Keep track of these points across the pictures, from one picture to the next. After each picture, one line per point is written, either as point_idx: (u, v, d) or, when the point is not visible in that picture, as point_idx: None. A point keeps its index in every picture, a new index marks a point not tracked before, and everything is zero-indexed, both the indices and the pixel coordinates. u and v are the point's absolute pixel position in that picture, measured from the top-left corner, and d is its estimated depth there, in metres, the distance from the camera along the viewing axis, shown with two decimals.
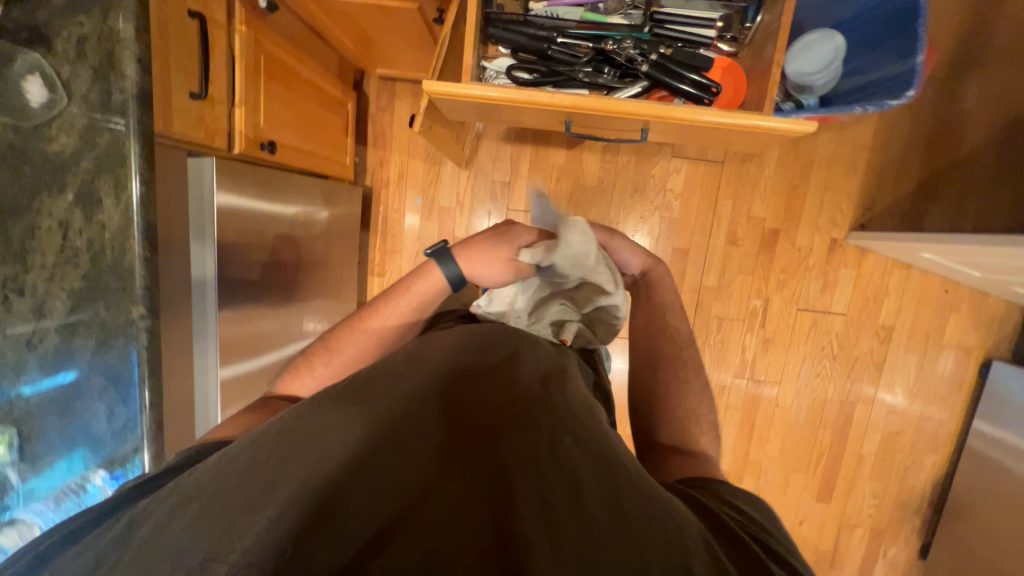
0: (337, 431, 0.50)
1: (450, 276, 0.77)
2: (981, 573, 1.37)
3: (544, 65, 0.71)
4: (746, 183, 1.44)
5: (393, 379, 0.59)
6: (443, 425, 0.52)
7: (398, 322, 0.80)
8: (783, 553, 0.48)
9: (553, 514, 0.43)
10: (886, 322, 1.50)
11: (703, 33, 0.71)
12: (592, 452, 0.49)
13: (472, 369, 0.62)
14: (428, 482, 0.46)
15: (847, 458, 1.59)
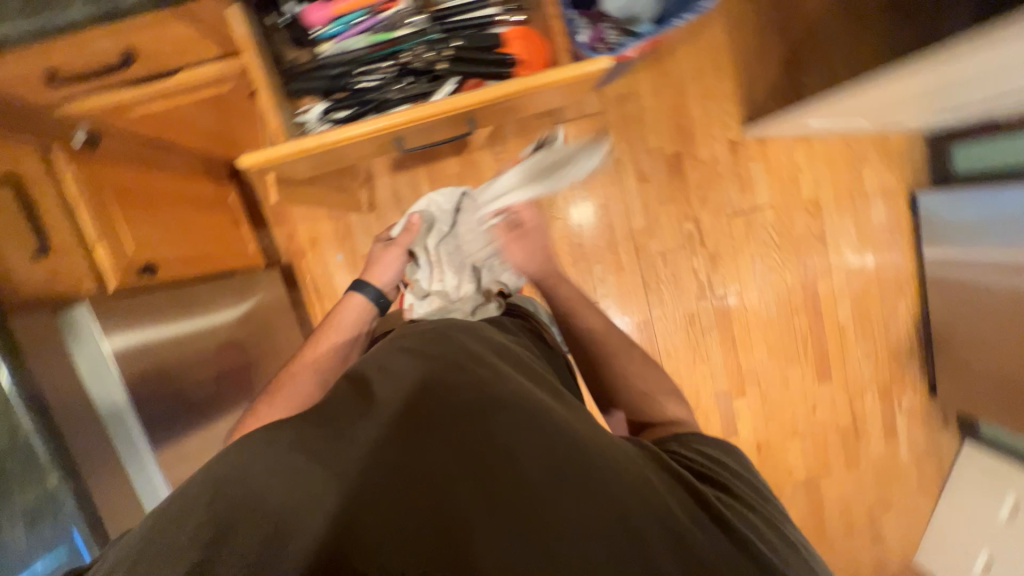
0: (295, 492, 0.42)
1: (373, 297, 0.91)
2: (987, 374, 1.44)
3: (352, 98, 0.68)
4: (632, 121, 1.45)
5: (338, 408, 0.51)
6: (416, 453, 0.46)
7: (337, 347, 0.84)
8: (736, 491, 0.55)
9: (560, 531, 0.43)
10: (809, 197, 1.55)
11: (488, 8, 0.69)
12: (578, 452, 0.48)
13: (426, 371, 0.55)
14: (426, 529, 0.42)
15: (830, 333, 1.62)
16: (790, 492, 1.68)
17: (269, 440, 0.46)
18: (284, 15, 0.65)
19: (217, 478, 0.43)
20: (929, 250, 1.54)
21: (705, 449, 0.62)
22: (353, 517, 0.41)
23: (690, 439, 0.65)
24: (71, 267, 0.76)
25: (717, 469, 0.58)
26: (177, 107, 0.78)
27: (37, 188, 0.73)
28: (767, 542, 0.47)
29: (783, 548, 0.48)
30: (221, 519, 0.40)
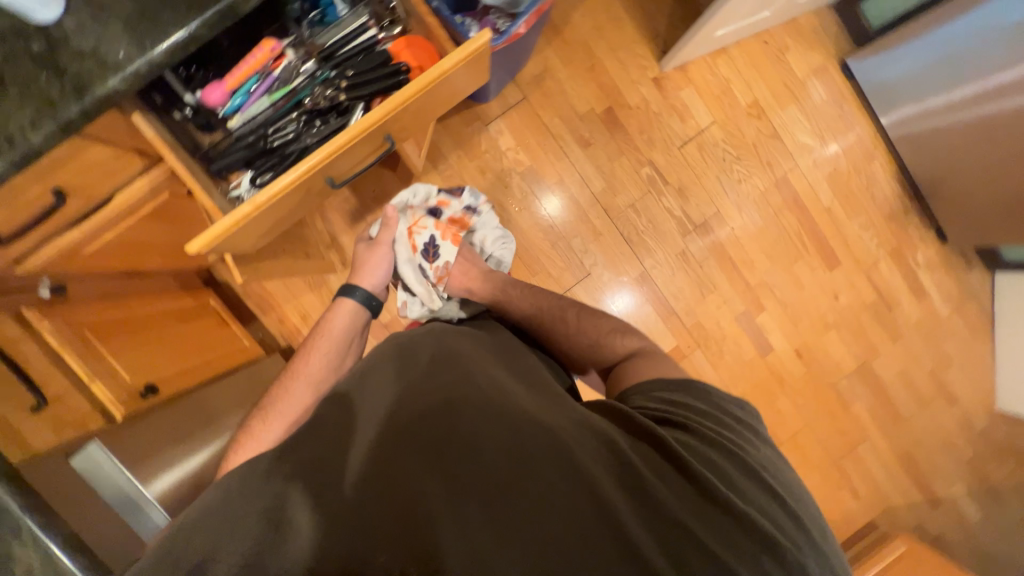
0: (291, 505, 0.49)
1: (363, 299, 0.88)
2: (993, 195, 1.41)
3: (274, 157, 0.70)
4: (555, 95, 1.47)
5: (329, 431, 0.57)
6: (393, 457, 0.53)
7: (333, 360, 0.80)
8: (702, 431, 0.58)
9: (516, 496, 0.50)
10: (748, 102, 1.55)
11: (368, 32, 0.71)
12: (529, 428, 0.56)
13: (398, 390, 0.62)
14: (400, 518, 0.49)
15: (821, 220, 1.61)
16: (847, 386, 1.63)
17: (269, 464, 0.53)
18: (185, 106, 0.67)
19: (223, 494, 0.51)
20: (886, 119, 1.57)
21: (677, 391, 0.65)
22: (343, 521, 0.48)
23: (656, 385, 0.66)
24: (69, 410, 0.77)
25: (682, 409, 0.62)
26: (121, 232, 0.81)
27: (21, 354, 0.72)
28: (717, 474, 0.53)
29: (737, 476, 0.54)
30: (220, 533, 0.47)
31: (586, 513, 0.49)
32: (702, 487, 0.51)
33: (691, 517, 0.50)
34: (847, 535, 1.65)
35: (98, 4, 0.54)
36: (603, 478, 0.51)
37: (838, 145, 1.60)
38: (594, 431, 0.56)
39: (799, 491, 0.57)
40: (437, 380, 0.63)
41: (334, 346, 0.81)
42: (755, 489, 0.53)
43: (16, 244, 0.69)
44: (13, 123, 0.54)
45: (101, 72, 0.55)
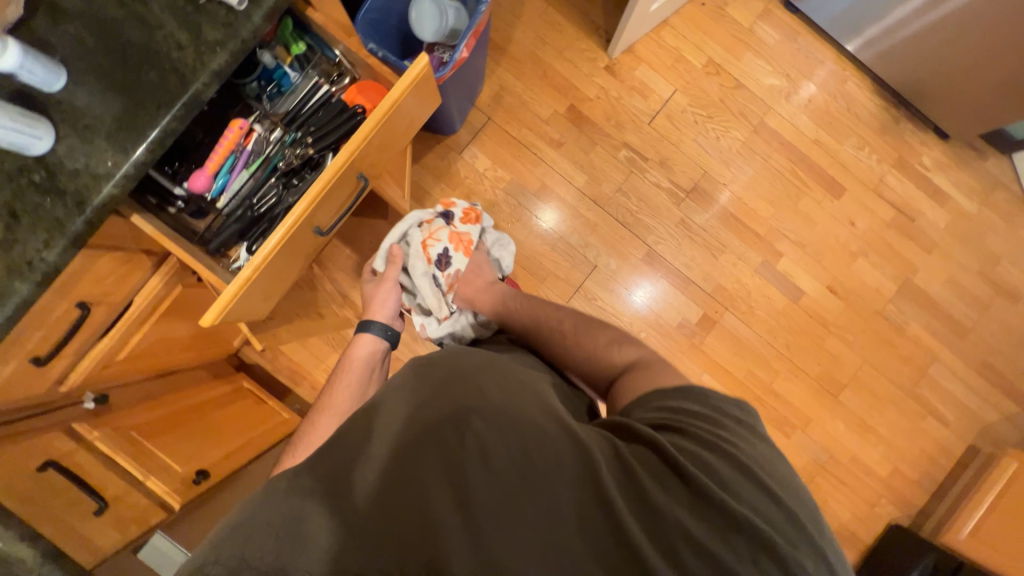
0: (307, 527, 0.46)
1: (381, 332, 0.88)
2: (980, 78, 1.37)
3: (264, 222, 0.75)
4: (517, 108, 1.52)
5: (343, 447, 0.53)
6: (405, 472, 0.49)
7: (357, 391, 0.79)
8: (708, 437, 0.56)
9: (525, 510, 0.47)
10: (703, 63, 1.57)
11: (320, 89, 0.80)
12: (538, 437, 0.52)
13: (404, 400, 0.57)
14: (409, 536, 0.45)
15: (813, 153, 1.58)
16: (895, 309, 1.55)
17: (285, 483, 0.49)
18: (177, 199, 0.73)
19: (236, 519, 0.47)
20: (851, 45, 1.56)
21: (679, 398, 0.61)
22: (353, 543, 0.45)
23: (655, 395, 0.63)
24: (132, 508, 0.85)
25: (684, 414, 0.59)
26: (145, 333, 0.84)
27: (78, 464, 0.77)
28: (723, 484, 0.51)
29: (742, 484, 0.52)
30: (233, 560, 0.43)
31: (591, 526, 0.47)
32: (706, 497, 0.49)
33: (695, 528, 0.48)
34: (949, 467, 1.51)
35: (82, 126, 0.61)
36: (610, 491, 0.49)
37: (816, 86, 1.59)
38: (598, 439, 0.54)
39: (806, 498, 0.55)
40: (444, 387, 0.58)
41: (356, 378, 0.81)
42: (760, 496, 0.51)
43: (55, 362, 0.72)
44: (30, 249, 0.60)
45: (94, 183, 0.61)
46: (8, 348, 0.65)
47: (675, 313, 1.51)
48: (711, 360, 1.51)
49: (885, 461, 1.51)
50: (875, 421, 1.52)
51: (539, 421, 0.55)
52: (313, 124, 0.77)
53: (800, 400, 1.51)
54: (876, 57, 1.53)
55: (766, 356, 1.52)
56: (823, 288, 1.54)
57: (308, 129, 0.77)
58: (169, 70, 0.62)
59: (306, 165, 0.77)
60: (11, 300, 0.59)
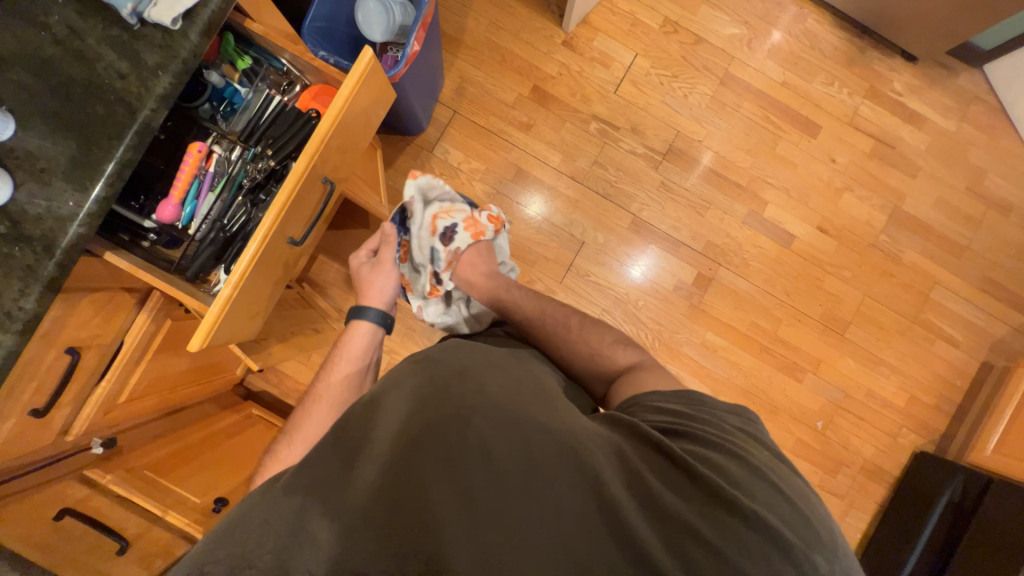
0: (305, 525, 0.44)
1: (377, 319, 0.87)
2: None
3: (238, 240, 0.76)
4: (481, 97, 1.51)
5: (345, 446, 0.50)
6: (404, 472, 0.46)
7: (352, 381, 0.79)
8: (711, 436, 0.54)
9: (527, 508, 0.45)
10: (660, 23, 1.56)
11: (272, 101, 0.80)
12: (542, 434, 0.50)
13: (402, 397, 0.55)
14: (405, 535, 0.43)
15: (783, 96, 1.57)
16: (888, 239, 1.54)
17: (285, 483, 0.48)
18: (149, 231, 0.74)
19: (237, 519, 0.46)
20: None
21: (689, 401, 0.61)
22: (349, 545, 0.42)
23: (662, 394, 0.62)
24: (156, 542, 0.83)
25: (685, 416, 0.58)
26: (141, 372, 0.84)
27: (93, 508, 0.77)
28: (730, 480, 0.50)
29: (757, 485, 0.50)
30: (231, 561, 0.42)
31: (597, 528, 0.45)
32: (719, 495, 0.47)
33: (707, 529, 0.46)
34: (966, 387, 1.50)
35: (38, 169, 0.61)
36: (618, 492, 0.46)
37: (777, 30, 1.58)
38: (604, 437, 0.52)
39: (822, 505, 0.53)
40: (443, 383, 0.56)
41: (352, 368, 0.80)
42: (775, 496, 0.49)
43: (55, 413, 0.72)
44: (6, 299, 0.60)
45: (61, 225, 0.61)
46: (3, 404, 0.64)
47: (669, 277, 1.51)
48: (712, 318, 1.50)
49: (900, 391, 1.50)
50: (885, 353, 1.51)
51: (544, 419, 0.52)
52: (270, 137, 0.78)
53: (807, 344, 1.51)
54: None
55: (766, 306, 1.51)
56: (813, 229, 1.53)
57: (267, 143, 0.78)
58: (115, 101, 0.63)
59: (269, 176, 0.78)
60: None
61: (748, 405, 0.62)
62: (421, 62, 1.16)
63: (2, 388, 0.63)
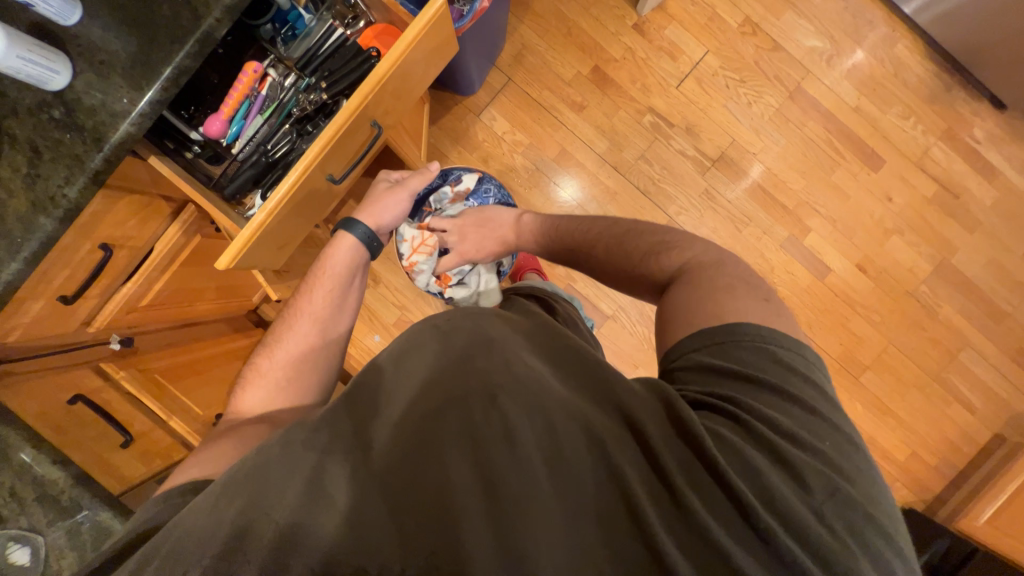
0: (322, 485, 0.43)
1: (363, 235, 0.86)
2: None
3: (279, 168, 0.77)
4: (539, 69, 1.46)
5: (363, 406, 0.48)
6: (425, 442, 0.45)
7: (335, 292, 0.79)
8: (759, 428, 0.49)
9: (550, 499, 0.43)
10: (739, 22, 1.47)
11: (335, 33, 0.79)
12: (570, 422, 0.47)
13: (428, 364, 0.50)
14: (425, 516, 0.41)
15: (852, 122, 1.48)
16: (928, 291, 1.47)
17: (302, 439, 0.46)
18: (194, 143, 0.74)
19: (251, 472, 0.45)
20: (908, 6, 1.43)
21: (731, 359, 0.54)
22: (369, 519, 0.41)
23: (699, 344, 0.57)
24: (154, 444, 0.89)
25: (732, 386, 0.53)
26: (166, 280, 0.86)
27: (104, 400, 0.80)
28: (770, 500, 0.45)
29: (792, 498, 0.46)
30: (249, 517, 0.41)
31: (619, 528, 0.43)
32: (736, 498, 0.44)
33: (718, 535, 0.43)
34: (972, 454, 1.46)
35: (98, 61, 0.61)
36: (641, 492, 0.44)
37: (862, 50, 1.48)
38: (634, 427, 0.48)
39: (865, 507, 0.47)
40: (475, 353, 0.51)
41: (336, 286, 0.79)
42: (797, 496, 0.46)
43: (82, 304, 0.75)
44: (52, 184, 0.61)
45: (113, 121, 0.61)
46: (36, 285, 0.67)
47: None
48: None
49: (902, 445, 1.47)
50: (896, 405, 1.47)
51: (573, 406, 0.48)
52: (327, 70, 0.77)
53: None
54: (935, 19, 1.40)
55: None
56: (850, 265, 1.48)
57: (323, 75, 0.77)
58: (181, 4, 0.62)
59: (321, 108, 0.77)
60: (36, 236, 0.61)
61: (798, 358, 0.55)
62: (485, 20, 1.11)
63: (37, 272, 0.66)
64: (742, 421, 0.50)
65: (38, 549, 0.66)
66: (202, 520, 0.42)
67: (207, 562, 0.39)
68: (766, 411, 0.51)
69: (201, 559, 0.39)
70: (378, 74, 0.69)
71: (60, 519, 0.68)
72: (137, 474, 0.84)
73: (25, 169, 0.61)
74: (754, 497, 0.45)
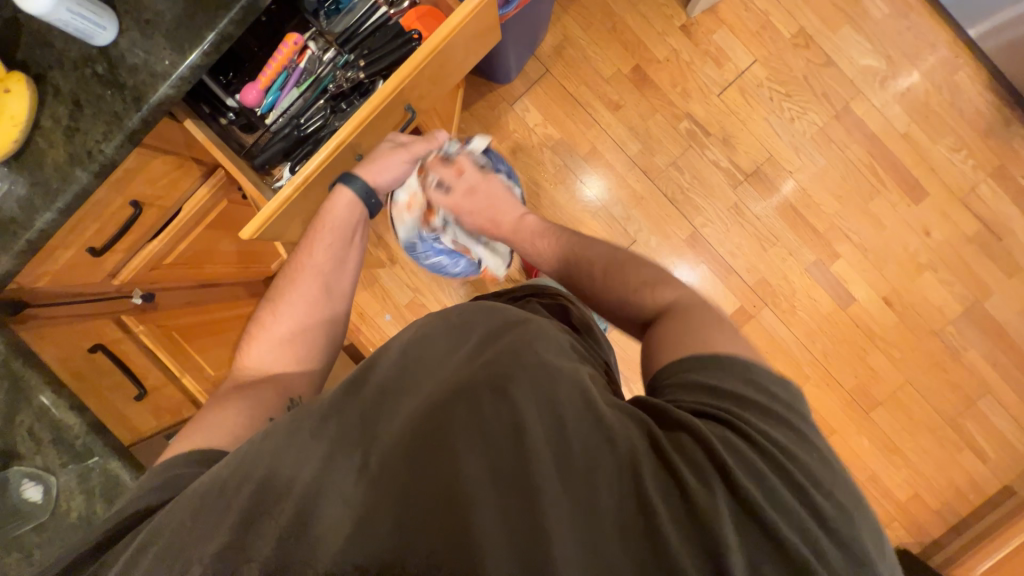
0: (330, 471, 0.44)
1: (362, 192, 0.75)
2: None
3: (309, 143, 0.76)
4: (578, 63, 1.43)
5: (374, 392, 0.50)
6: (432, 430, 0.44)
7: (336, 252, 0.75)
8: (763, 437, 0.45)
9: (557, 494, 0.41)
10: (792, 33, 1.41)
11: (378, 10, 0.78)
12: (578, 414, 0.45)
13: (438, 360, 0.52)
14: (431, 507, 0.40)
15: (898, 148, 1.42)
16: (955, 332, 1.42)
17: (312, 426, 0.48)
18: (229, 110, 0.75)
19: (267, 449, 0.47)
20: (974, 31, 1.35)
21: (726, 377, 0.50)
22: (375, 505, 0.41)
23: (689, 359, 0.52)
24: (166, 398, 0.90)
25: (733, 398, 0.48)
26: (190, 242, 0.87)
27: (122, 352, 0.82)
28: (787, 515, 0.41)
29: (805, 516, 0.42)
30: (263, 492, 0.43)
31: (631, 530, 0.40)
32: (749, 509, 0.41)
33: (733, 549, 0.39)
34: (978, 503, 1.42)
35: (144, 20, 0.62)
36: (653, 491, 0.41)
37: (919, 74, 1.41)
38: (640, 424, 0.46)
39: (869, 538, 0.43)
40: (485, 352, 0.52)
41: (332, 240, 0.74)
42: (809, 520, 0.42)
43: (108, 257, 0.77)
44: (90, 139, 0.62)
45: (153, 81, 0.62)
46: (68, 236, 0.69)
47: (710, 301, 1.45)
48: None
49: (906, 486, 1.44)
50: (904, 444, 1.43)
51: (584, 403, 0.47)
52: (367, 47, 0.77)
53: (827, 411, 1.44)
54: (1002, 48, 1.33)
55: (800, 360, 1.44)
56: (875, 297, 1.43)
57: (362, 53, 0.76)
58: None
59: (356, 87, 0.77)
60: (72, 187, 0.62)
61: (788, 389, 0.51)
62: (529, 9, 1.09)
63: (70, 221, 0.67)
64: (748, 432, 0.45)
65: (50, 489, 0.67)
66: (221, 490, 0.45)
67: (214, 551, 0.40)
68: (768, 427, 0.46)
69: (219, 529, 0.42)
70: (417, 59, 0.68)
71: (72, 463, 0.69)
72: (150, 427, 0.84)
73: (66, 121, 0.62)
74: (769, 509, 0.41)
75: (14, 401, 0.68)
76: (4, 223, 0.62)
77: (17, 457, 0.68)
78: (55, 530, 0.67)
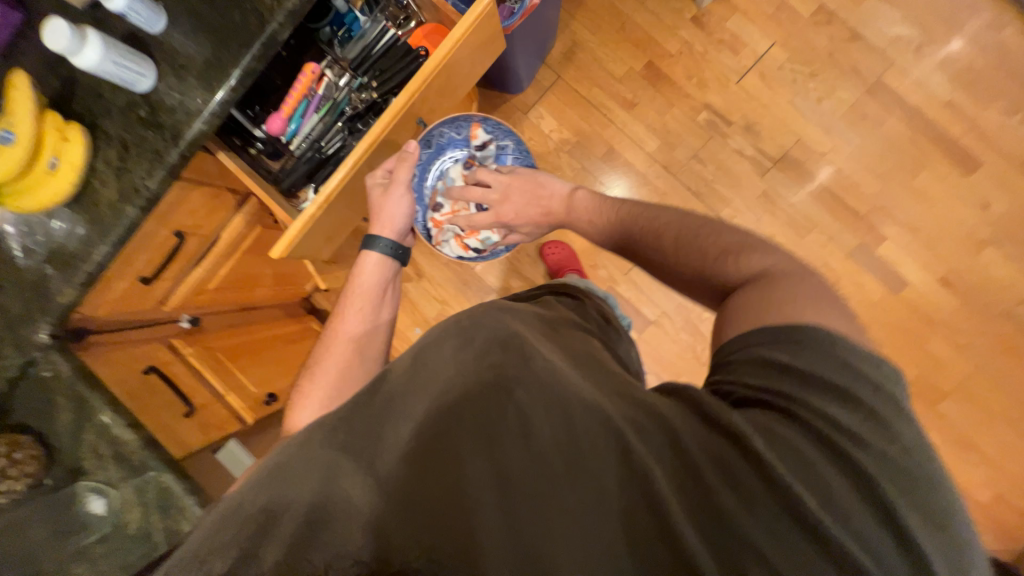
0: (337, 482, 0.42)
1: (388, 250, 0.80)
2: None
3: (330, 164, 0.82)
4: (589, 65, 1.43)
5: (380, 401, 0.48)
6: (440, 439, 0.43)
7: (369, 315, 0.76)
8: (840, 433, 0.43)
9: (566, 499, 0.40)
10: (812, 11, 1.36)
11: (387, 33, 0.82)
12: (592, 415, 0.43)
13: (449, 365, 0.48)
14: (439, 510, 0.40)
15: (943, 119, 1.32)
16: None
17: (322, 438, 0.46)
18: (257, 140, 0.80)
19: (276, 464, 0.46)
20: None
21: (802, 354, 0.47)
22: (388, 508, 0.40)
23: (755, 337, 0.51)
24: (214, 415, 0.96)
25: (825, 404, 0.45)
26: (230, 266, 0.93)
27: (173, 372, 0.88)
28: (837, 511, 0.40)
29: (861, 512, 0.40)
30: (273, 501, 0.42)
31: (644, 530, 0.39)
32: (798, 511, 0.39)
33: (766, 545, 0.38)
34: None
35: (178, 65, 0.68)
36: (665, 488, 0.40)
37: (959, 39, 1.32)
38: (655, 418, 0.44)
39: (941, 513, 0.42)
40: (498, 354, 0.48)
41: (366, 300, 0.77)
42: (851, 498, 0.41)
43: (157, 285, 0.83)
44: (137, 177, 0.68)
45: (188, 119, 0.67)
46: (121, 267, 0.75)
47: None
48: None
49: (986, 485, 1.30)
50: (979, 439, 1.30)
51: (601, 402, 0.45)
52: (379, 69, 0.81)
53: None
54: None
55: None
56: (930, 279, 1.32)
57: (375, 74, 0.81)
58: (250, 10, 0.66)
59: (370, 107, 0.81)
60: (122, 222, 0.68)
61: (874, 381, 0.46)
62: (535, 17, 1.11)
63: (123, 254, 0.74)
64: (788, 411, 0.45)
65: (113, 502, 0.72)
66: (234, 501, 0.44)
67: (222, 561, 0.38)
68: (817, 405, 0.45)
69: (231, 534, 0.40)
70: (426, 73, 0.71)
71: (131, 477, 0.74)
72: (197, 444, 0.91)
73: (116, 162, 0.69)
74: (818, 506, 0.40)
75: (79, 421, 0.73)
76: (67, 258, 0.69)
77: (84, 476, 0.73)
78: (121, 540, 0.72)
